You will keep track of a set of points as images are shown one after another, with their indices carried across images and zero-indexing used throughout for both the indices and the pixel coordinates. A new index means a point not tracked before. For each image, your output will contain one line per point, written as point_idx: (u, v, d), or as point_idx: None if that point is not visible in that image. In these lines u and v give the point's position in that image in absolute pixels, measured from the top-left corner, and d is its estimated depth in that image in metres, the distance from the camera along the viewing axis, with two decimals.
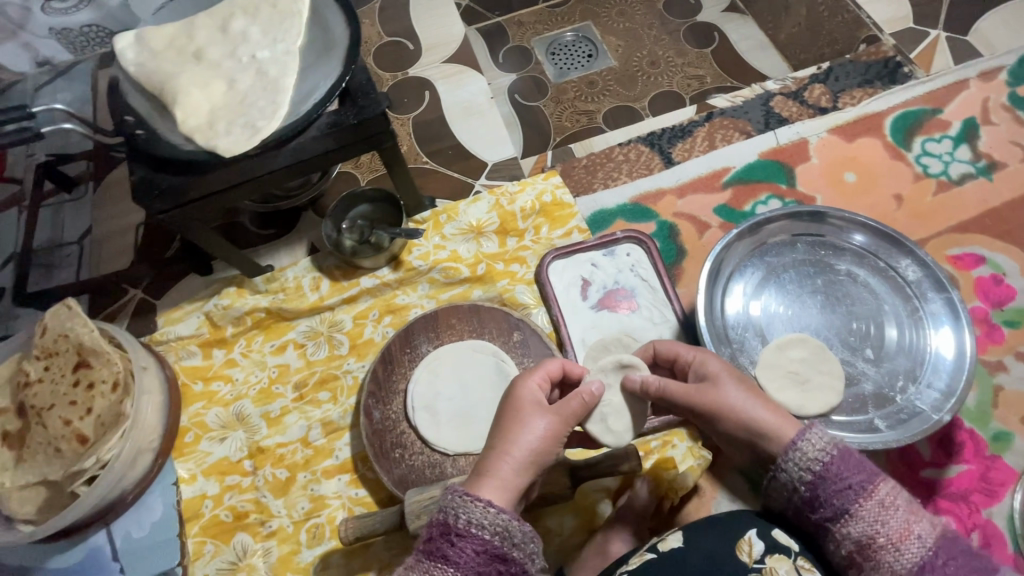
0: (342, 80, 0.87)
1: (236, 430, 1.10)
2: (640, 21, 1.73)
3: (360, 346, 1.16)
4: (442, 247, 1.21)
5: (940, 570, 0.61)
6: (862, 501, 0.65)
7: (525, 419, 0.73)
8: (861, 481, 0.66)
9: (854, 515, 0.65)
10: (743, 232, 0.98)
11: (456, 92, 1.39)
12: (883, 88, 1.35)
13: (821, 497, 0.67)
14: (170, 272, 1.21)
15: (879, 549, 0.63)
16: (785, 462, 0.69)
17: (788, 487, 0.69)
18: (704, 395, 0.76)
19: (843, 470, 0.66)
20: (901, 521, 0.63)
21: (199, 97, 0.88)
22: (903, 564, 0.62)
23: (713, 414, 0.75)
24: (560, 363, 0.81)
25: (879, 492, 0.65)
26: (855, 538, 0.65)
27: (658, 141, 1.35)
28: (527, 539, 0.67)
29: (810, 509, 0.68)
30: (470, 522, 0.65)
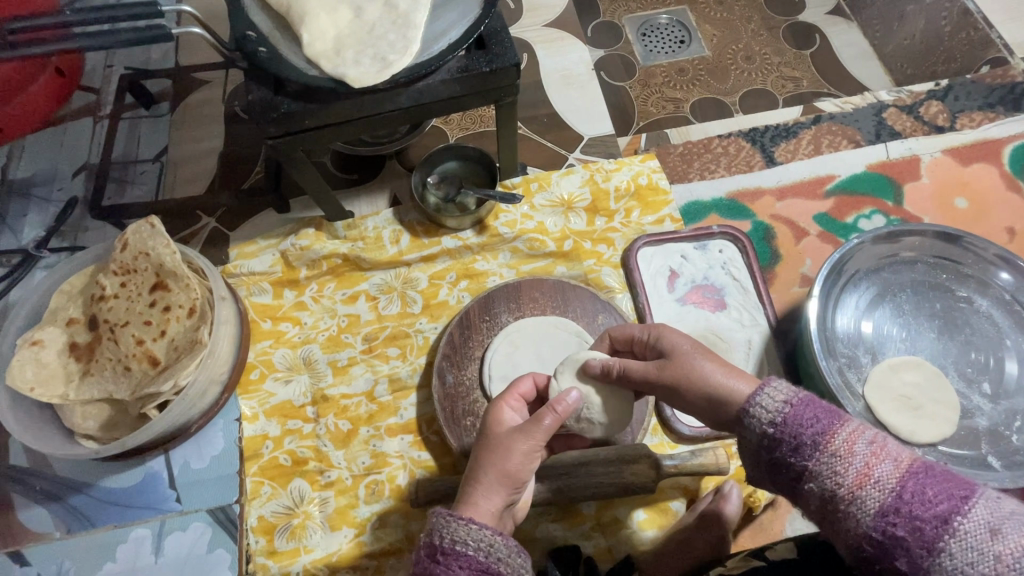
0: (481, 24, 0.82)
1: (301, 374, 1.07)
2: (739, 12, 1.65)
3: (434, 307, 1.12)
4: (530, 217, 1.17)
5: (909, 514, 0.52)
6: (817, 455, 0.57)
7: (503, 441, 0.70)
8: (816, 430, 0.58)
9: (811, 469, 0.57)
10: (881, 236, 0.94)
11: (555, 59, 1.33)
12: (1005, 114, 1.28)
13: (780, 458, 0.60)
14: (250, 205, 1.18)
15: (840, 499, 0.55)
16: (747, 422, 0.63)
17: (751, 447, 0.63)
18: (661, 371, 0.73)
19: (795, 422, 0.59)
20: (860, 465, 0.55)
21: (326, 21, 0.83)
22: (866, 514, 0.53)
23: (675, 387, 0.72)
24: (530, 380, 0.81)
25: (835, 441, 0.57)
26: (819, 496, 0.57)
27: (760, 138, 1.29)
28: (515, 553, 0.62)
29: (774, 468, 0.61)
30: (454, 540, 0.61)
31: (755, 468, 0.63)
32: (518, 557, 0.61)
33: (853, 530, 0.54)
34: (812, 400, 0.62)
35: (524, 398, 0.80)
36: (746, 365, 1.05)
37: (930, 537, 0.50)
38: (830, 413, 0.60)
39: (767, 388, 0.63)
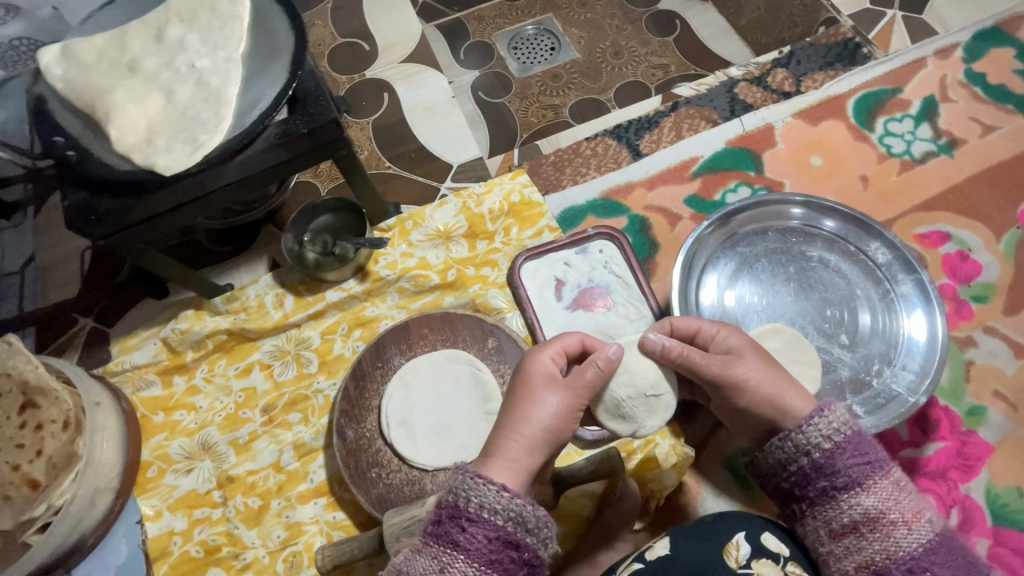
0: (289, 87, 0.82)
1: (202, 460, 1.04)
2: (602, 11, 1.69)
3: (330, 362, 1.12)
4: (410, 254, 1.17)
5: (939, 553, 0.63)
6: (879, 478, 0.65)
7: (539, 394, 0.74)
8: (878, 460, 0.67)
9: (868, 489, 0.65)
10: (714, 224, 0.97)
11: (416, 93, 1.35)
12: (843, 69, 1.34)
13: (836, 467, 0.66)
14: (127, 296, 1.15)
15: (887, 523, 0.64)
16: (807, 429, 0.68)
17: (796, 452, 0.68)
18: (726, 367, 0.75)
19: (862, 445, 0.67)
20: (912, 502, 0.65)
21: (134, 112, 0.83)
22: (905, 539, 0.63)
23: (735, 389, 0.74)
24: (577, 337, 0.81)
25: (894, 474, 0.66)
26: (863, 509, 0.64)
27: (625, 133, 1.33)
28: (541, 525, 0.67)
29: (817, 473, 0.67)
30: (483, 507, 0.65)
31: (789, 466, 0.69)
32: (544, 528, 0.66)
33: (881, 552, 0.63)
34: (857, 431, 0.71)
35: (566, 351, 0.80)
36: None
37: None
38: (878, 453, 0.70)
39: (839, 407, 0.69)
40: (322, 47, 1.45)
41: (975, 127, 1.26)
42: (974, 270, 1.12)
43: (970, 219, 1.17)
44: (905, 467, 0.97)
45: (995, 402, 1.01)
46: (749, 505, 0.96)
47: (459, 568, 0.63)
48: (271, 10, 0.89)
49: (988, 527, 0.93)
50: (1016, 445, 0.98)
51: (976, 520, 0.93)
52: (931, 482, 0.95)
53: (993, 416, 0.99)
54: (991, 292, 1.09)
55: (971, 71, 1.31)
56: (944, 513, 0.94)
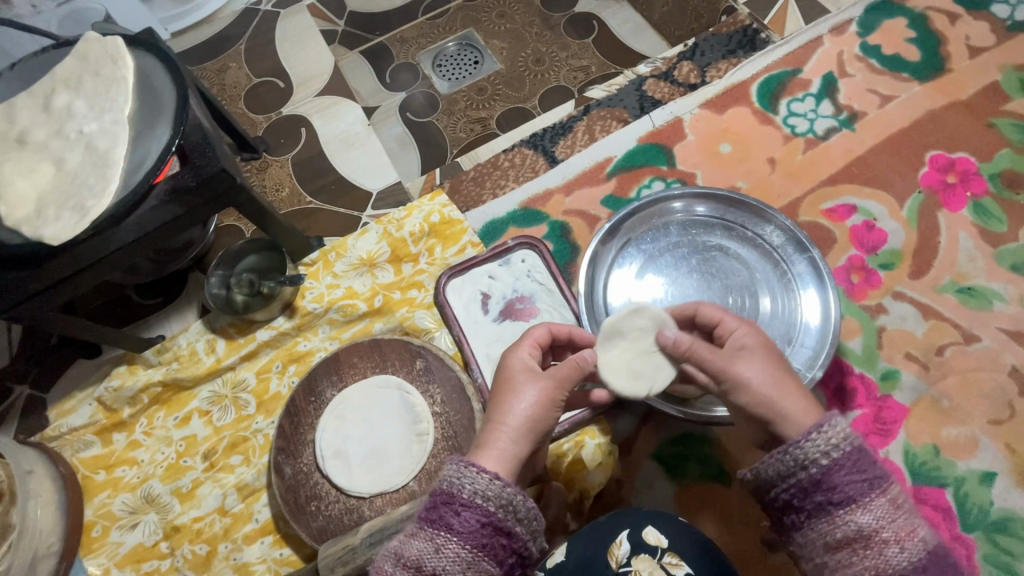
0: (174, 142, 0.84)
1: (147, 513, 1.05)
2: (521, 20, 1.60)
3: (267, 402, 1.13)
4: (336, 285, 1.19)
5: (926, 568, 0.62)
6: (872, 494, 0.63)
7: (518, 384, 0.74)
8: (874, 475, 0.64)
9: (862, 505, 0.63)
10: (609, 234, 1.01)
11: (332, 125, 1.40)
12: (745, 56, 1.37)
13: (833, 483, 0.64)
14: (61, 359, 1.16)
15: (878, 539, 0.62)
16: (805, 443, 0.65)
17: (794, 466, 0.65)
18: (730, 362, 0.72)
19: (858, 460, 0.64)
20: (905, 520, 0.63)
21: (25, 185, 0.85)
22: (895, 556, 0.62)
23: (733, 384, 0.71)
24: (544, 327, 0.83)
25: (889, 490, 0.64)
26: (856, 526, 0.63)
27: (540, 142, 1.35)
28: (530, 515, 0.68)
29: (815, 488, 0.64)
30: (475, 493, 0.65)
31: (787, 479, 0.66)
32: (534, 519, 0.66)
33: (872, 568, 0.62)
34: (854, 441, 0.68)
35: (539, 343, 0.81)
36: None
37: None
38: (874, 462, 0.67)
39: (843, 419, 0.65)
40: (238, 88, 1.47)
41: (874, 99, 1.29)
42: (881, 238, 1.15)
43: (875, 189, 1.20)
44: None
45: (908, 363, 1.04)
46: (680, 493, 0.99)
47: (453, 550, 0.63)
48: (155, 68, 0.92)
49: (908, 487, 0.96)
50: (930, 404, 1.01)
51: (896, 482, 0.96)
52: None
53: (906, 378, 1.03)
54: (897, 258, 1.13)
55: (866, 44, 1.35)
56: None
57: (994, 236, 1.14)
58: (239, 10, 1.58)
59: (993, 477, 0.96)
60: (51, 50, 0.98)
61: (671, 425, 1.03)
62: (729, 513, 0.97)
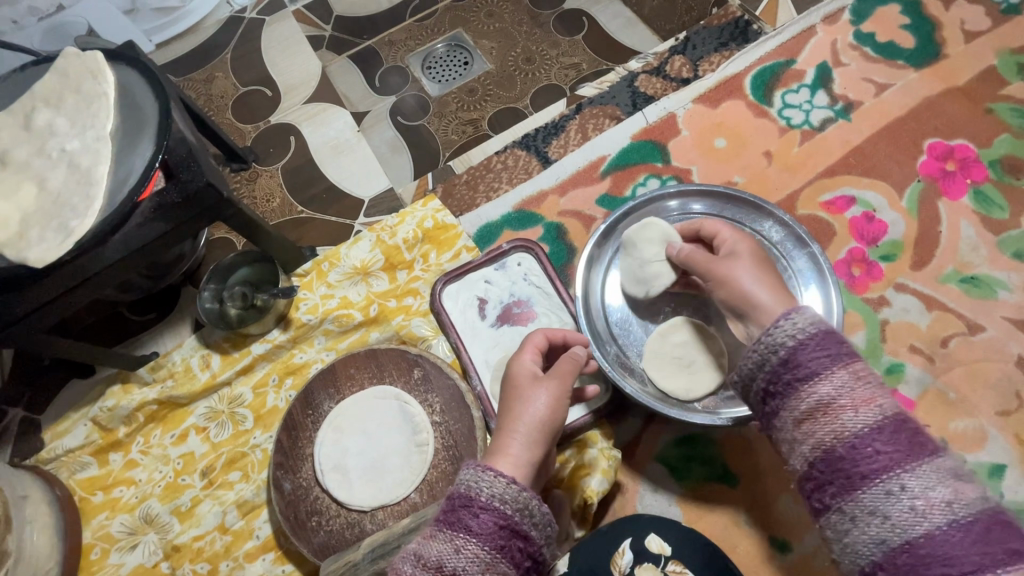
0: (157, 158, 0.82)
1: (146, 534, 1.04)
2: (509, 18, 1.58)
3: (265, 416, 1.11)
4: (330, 295, 1.18)
5: (895, 438, 0.58)
6: (834, 368, 0.63)
7: (526, 390, 0.79)
8: (836, 352, 0.64)
9: (824, 378, 0.62)
10: (604, 237, 1.01)
11: (321, 133, 1.39)
12: (737, 48, 1.36)
13: (796, 361, 0.65)
14: (54, 380, 1.15)
15: (839, 408, 0.61)
16: (773, 329, 0.68)
17: (762, 348, 0.68)
18: (717, 263, 0.82)
19: (819, 340, 0.65)
20: (868, 390, 0.61)
21: (8, 207, 0.83)
22: (856, 423, 0.59)
23: (720, 282, 0.80)
24: (542, 334, 0.87)
25: (855, 365, 0.63)
26: (818, 398, 0.62)
27: (533, 142, 1.33)
28: (544, 519, 0.68)
29: (781, 368, 0.65)
30: (492, 496, 0.65)
31: (761, 366, 0.68)
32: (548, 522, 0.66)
33: (832, 436, 0.60)
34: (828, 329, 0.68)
35: (539, 349, 0.86)
36: None
37: (903, 459, 0.57)
38: (848, 347, 0.65)
39: (809, 308, 0.68)
40: (226, 98, 1.46)
41: (869, 88, 1.28)
42: (881, 230, 1.14)
43: (873, 179, 1.19)
44: None
45: (912, 356, 1.03)
46: (685, 495, 0.98)
47: (473, 551, 0.61)
48: (137, 82, 0.90)
49: None
50: (936, 396, 1.00)
51: None
52: None
53: (911, 372, 1.01)
54: (898, 250, 1.11)
55: (859, 33, 1.33)
56: None
57: (995, 223, 1.12)
58: (222, 19, 1.55)
59: (1002, 469, 0.95)
60: (30, 67, 0.96)
61: (674, 427, 1.02)
62: (736, 514, 0.96)
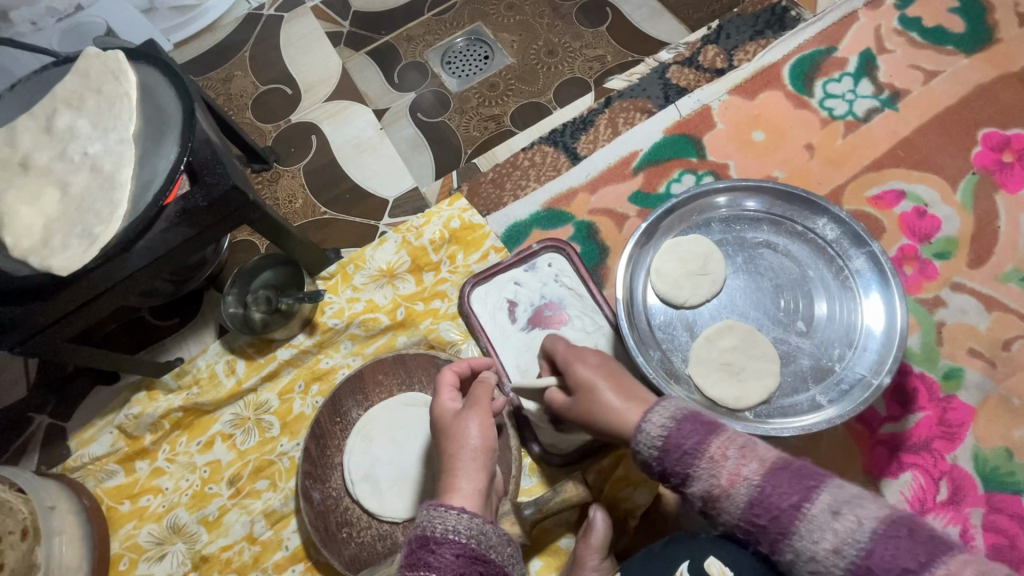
0: (182, 161, 0.79)
1: (174, 544, 1.02)
2: (531, 10, 1.53)
3: (291, 423, 1.09)
4: (357, 299, 1.15)
5: (768, 503, 0.65)
6: (697, 464, 0.69)
7: (455, 426, 0.80)
8: (693, 445, 0.70)
9: (695, 476, 0.69)
10: (646, 237, 0.96)
11: (343, 132, 1.35)
12: (774, 36, 1.29)
13: (669, 469, 0.71)
14: (80, 387, 1.13)
15: (718, 499, 0.68)
16: (637, 445, 0.74)
17: (644, 465, 0.74)
18: (579, 402, 0.83)
19: (676, 439, 0.71)
20: (729, 468, 0.68)
21: (30, 214, 0.81)
22: (735, 506, 0.67)
23: (591, 420, 0.82)
24: (453, 370, 0.88)
25: (710, 449, 0.69)
26: (700, 495, 0.69)
27: (561, 138, 1.28)
28: (502, 542, 0.71)
29: (664, 476, 0.73)
30: (446, 530, 0.68)
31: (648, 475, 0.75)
32: (505, 544, 0.70)
33: (728, 521, 0.69)
34: (684, 412, 0.73)
35: (454, 385, 0.87)
36: None
37: (786, 520, 0.64)
38: (703, 427, 0.71)
39: (658, 408, 0.73)
40: (245, 98, 1.43)
41: (917, 75, 1.21)
42: (934, 225, 1.08)
43: (924, 172, 1.12)
44: (887, 443, 0.93)
45: (972, 360, 0.97)
46: None
47: None
48: (160, 82, 0.87)
49: (980, 495, 0.89)
50: (999, 403, 0.94)
51: (966, 489, 0.90)
52: (915, 456, 0.92)
53: (971, 376, 0.96)
54: (953, 247, 1.05)
55: (905, 17, 1.26)
56: (933, 486, 0.90)
57: None
58: (241, 16, 1.52)
59: None
60: (51, 68, 0.94)
61: None
62: None
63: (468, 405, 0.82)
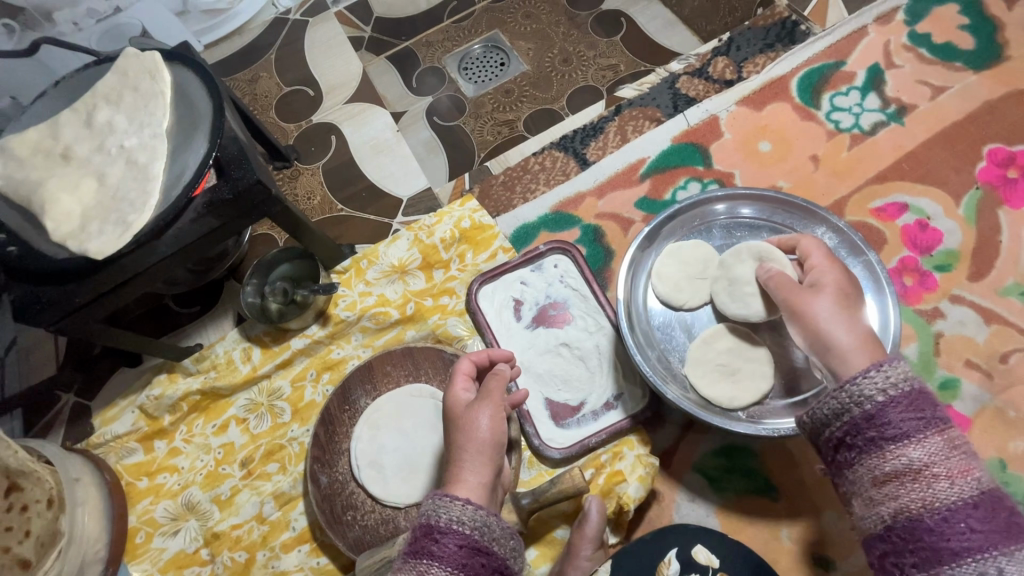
0: (210, 155, 0.85)
1: (188, 520, 1.07)
2: (546, 19, 1.57)
3: (302, 410, 1.13)
4: (368, 293, 1.19)
5: (983, 515, 0.60)
6: (931, 433, 0.63)
7: (466, 418, 0.82)
8: (928, 416, 0.65)
9: (917, 444, 0.63)
10: (648, 238, 1.01)
11: (362, 133, 1.41)
12: (784, 49, 1.32)
13: (886, 416, 0.65)
14: (104, 369, 1.19)
15: (933, 477, 0.62)
16: (862, 375, 0.68)
17: (842, 399, 0.68)
18: (799, 295, 0.81)
19: (913, 401, 0.65)
20: (962, 461, 0.62)
21: (69, 201, 0.86)
22: (950, 496, 0.61)
23: (796, 314, 0.79)
24: (469, 359, 0.91)
25: (950, 433, 0.64)
26: (908, 462, 0.63)
27: (571, 144, 1.32)
28: (506, 535, 0.72)
29: (864, 423, 0.66)
30: (450, 519, 0.69)
31: (841, 416, 0.68)
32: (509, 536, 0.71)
33: (919, 506, 0.62)
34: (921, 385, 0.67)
35: (469, 375, 0.90)
36: (601, 372, 1.06)
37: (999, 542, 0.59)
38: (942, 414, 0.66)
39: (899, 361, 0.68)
40: (270, 98, 1.49)
41: (925, 90, 1.23)
42: (936, 238, 1.09)
43: (927, 185, 1.14)
44: None
45: (969, 372, 0.98)
46: (726, 506, 0.96)
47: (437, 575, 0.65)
48: (192, 82, 0.93)
49: None
50: (994, 415, 0.95)
51: None
52: None
53: (967, 388, 0.97)
54: (953, 259, 1.07)
55: (915, 33, 1.28)
56: None
57: None
58: (269, 20, 1.59)
59: None
60: (92, 66, 1.00)
61: (712, 436, 1.01)
62: (777, 528, 0.94)
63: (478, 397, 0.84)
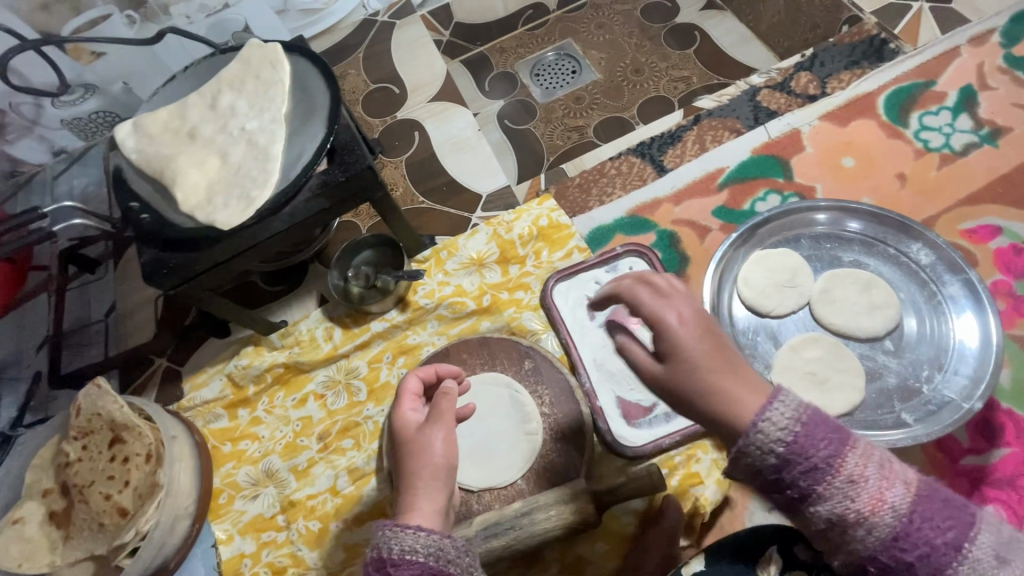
0: (327, 141, 0.91)
1: (267, 486, 1.12)
2: (620, 30, 1.61)
3: (378, 390, 1.17)
4: (446, 283, 1.24)
5: (917, 534, 0.57)
6: (828, 478, 0.58)
7: (418, 441, 0.77)
8: (828, 455, 0.58)
9: (821, 492, 0.58)
10: (740, 242, 1.02)
11: (443, 130, 1.46)
12: (871, 67, 1.31)
13: (790, 471, 0.58)
14: (195, 338, 1.27)
15: (851, 523, 0.57)
16: (757, 434, 0.58)
17: (754, 465, 0.60)
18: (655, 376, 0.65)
19: (806, 443, 0.58)
20: (874, 489, 0.57)
21: (196, 175, 0.94)
22: (880, 532, 0.57)
23: (681, 402, 0.64)
24: (415, 378, 0.87)
25: (847, 465, 0.58)
26: (828, 515, 0.58)
27: (648, 150, 1.34)
28: (462, 554, 0.67)
29: (770, 483, 0.60)
30: (402, 551, 0.64)
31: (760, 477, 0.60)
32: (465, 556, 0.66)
33: (857, 550, 0.58)
34: (814, 413, 0.59)
35: (417, 394, 0.86)
36: None
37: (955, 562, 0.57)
38: (838, 435, 0.59)
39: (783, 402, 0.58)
40: (356, 94, 1.57)
41: (1020, 114, 1.20)
42: None
43: (1021, 210, 1.12)
44: (968, 475, 0.92)
45: None
46: None
47: None
48: (310, 72, 1.00)
49: None
50: None
51: None
52: (999, 491, 0.90)
53: None
54: None
55: (1010, 56, 1.26)
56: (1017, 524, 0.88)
57: None
58: (358, 21, 1.67)
59: None
60: (218, 55, 1.08)
61: None
62: None
63: (429, 417, 0.79)
